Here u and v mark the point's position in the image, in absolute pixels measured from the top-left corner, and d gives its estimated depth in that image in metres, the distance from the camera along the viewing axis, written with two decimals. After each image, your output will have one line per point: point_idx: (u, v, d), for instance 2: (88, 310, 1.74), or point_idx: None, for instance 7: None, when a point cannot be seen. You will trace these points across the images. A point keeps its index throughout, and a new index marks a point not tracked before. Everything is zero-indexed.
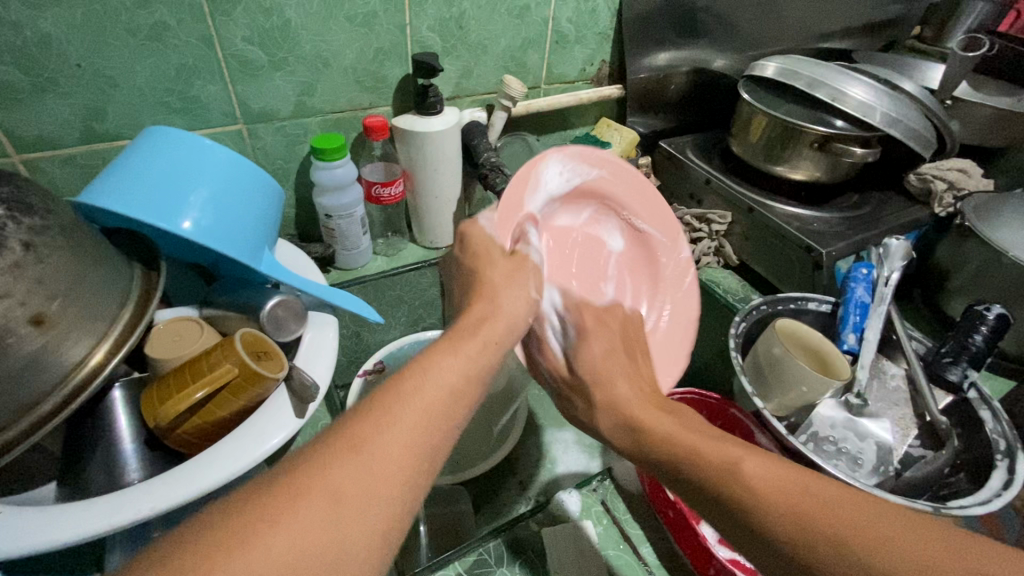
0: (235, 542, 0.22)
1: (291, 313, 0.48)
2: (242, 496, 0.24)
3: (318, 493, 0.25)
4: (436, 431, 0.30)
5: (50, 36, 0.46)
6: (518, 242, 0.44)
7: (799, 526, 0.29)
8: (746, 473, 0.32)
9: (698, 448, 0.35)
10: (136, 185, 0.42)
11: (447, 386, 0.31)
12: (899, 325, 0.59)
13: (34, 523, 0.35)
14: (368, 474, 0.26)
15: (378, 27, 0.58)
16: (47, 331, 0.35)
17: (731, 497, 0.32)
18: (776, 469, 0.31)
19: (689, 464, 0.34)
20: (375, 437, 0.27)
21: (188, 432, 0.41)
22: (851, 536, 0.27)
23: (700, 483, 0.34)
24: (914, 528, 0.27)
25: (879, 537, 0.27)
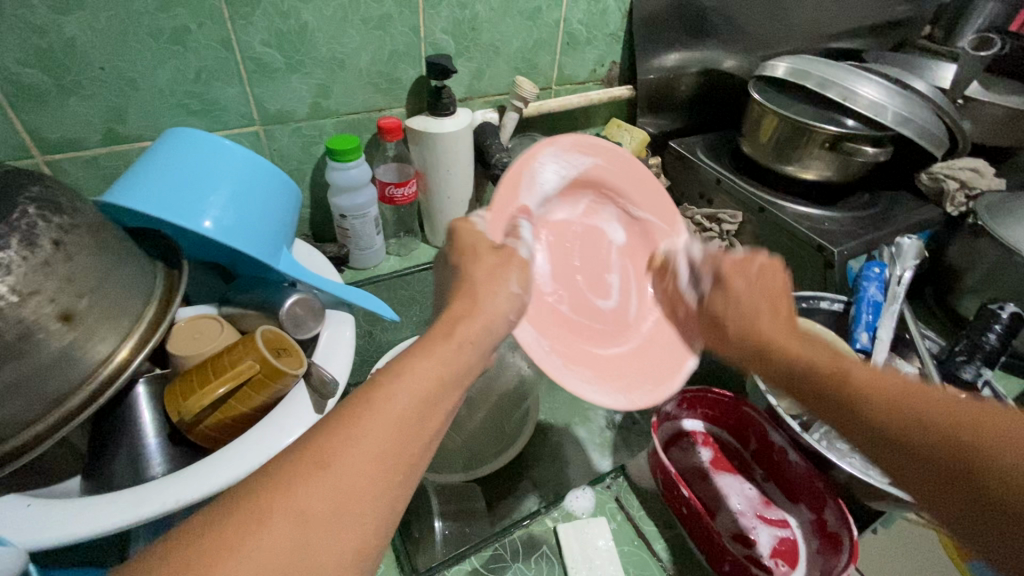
0: (205, 569, 0.23)
1: (310, 310, 0.49)
2: (201, 524, 0.25)
3: (283, 515, 0.25)
4: (407, 440, 0.29)
5: (75, 39, 0.47)
6: (510, 237, 0.43)
7: (915, 428, 0.28)
8: (856, 379, 0.31)
9: (827, 369, 0.33)
10: (159, 185, 0.43)
11: (415, 396, 0.31)
12: (912, 323, 0.60)
13: (63, 515, 0.36)
14: (332, 492, 0.26)
15: (392, 30, 0.59)
16: (75, 327, 0.36)
17: (845, 401, 0.31)
18: (876, 373, 0.31)
19: (822, 385, 0.33)
20: (339, 452, 0.27)
21: (210, 427, 0.42)
22: (954, 429, 0.27)
23: (835, 402, 0.32)
24: (1016, 420, 0.26)
25: (996, 436, 0.26)
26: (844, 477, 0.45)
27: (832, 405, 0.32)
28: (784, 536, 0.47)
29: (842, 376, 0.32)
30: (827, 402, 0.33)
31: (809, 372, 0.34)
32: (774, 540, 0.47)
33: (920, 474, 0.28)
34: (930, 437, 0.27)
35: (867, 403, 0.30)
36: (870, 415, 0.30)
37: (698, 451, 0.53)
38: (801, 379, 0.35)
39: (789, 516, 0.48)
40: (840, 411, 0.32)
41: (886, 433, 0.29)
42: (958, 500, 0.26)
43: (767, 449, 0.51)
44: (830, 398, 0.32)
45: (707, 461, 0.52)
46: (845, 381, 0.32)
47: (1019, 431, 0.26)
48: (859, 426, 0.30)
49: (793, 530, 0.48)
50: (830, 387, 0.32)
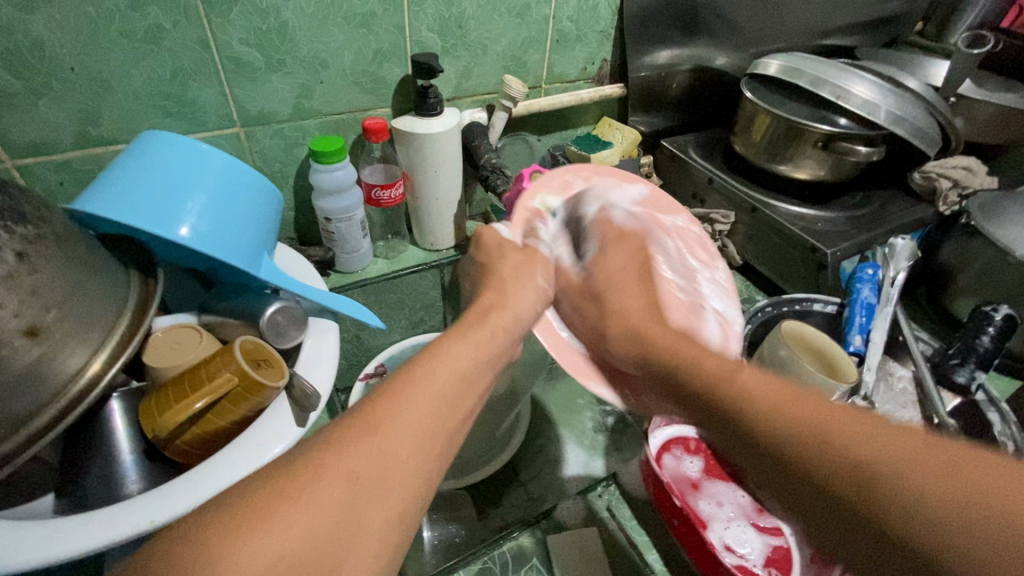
0: (261, 516, 0.22)
1: (291, 319, 0.47)
2: (252, 484, 0.24)
3: (338, 467, 0.25)
4: (451, 415, 0.30)
5: (43, 39, 0.45)
6: (528, 237, 0.48)
7: (794, 424, 0.27)
8: (755, 402, 0.29)
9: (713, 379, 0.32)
10: (131, 192, 0.42)
11: (457, 373, 0.32)
12: (905, 325, 0.59)
13: (30, 537, 0.34)
14: (386, 450, 0.26)
15: (376, 28, 0.57)
16: (42, 342, 0.34)
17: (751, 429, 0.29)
18: (794, 403, 0.28)
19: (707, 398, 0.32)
20: (392, 416, 0.27)
21: (187, 442, 0.41)
22: (887, 464, 0.23)
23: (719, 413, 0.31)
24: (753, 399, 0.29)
25: (885, 460, 0.24)
26: None
27: (727, 421, 0.30)
28: (777, 545, 0.47)
29: (733, 397, 0.30)
30: (715, 406, 0.31)
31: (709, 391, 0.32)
32: (766, 549, 0.46)
33: (814, 503, 0.26)
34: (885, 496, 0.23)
35: (769, 435, 0.28)
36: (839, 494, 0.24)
37: (690, 461, 0.52)
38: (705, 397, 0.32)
39: (782, 525, 0.48)
40: (732, 428, 0.30)
41: (843, 495, 0.24)
42: (839, 516, 0.25)
43: None
44: (748, 434, 0.29)
45: (699, 470, 0.52)
46: (763, 421, 0.28)
47: (936, 464, 0.23)
48: (775, 463, 0.27)
49: (786, 539, 0.47)
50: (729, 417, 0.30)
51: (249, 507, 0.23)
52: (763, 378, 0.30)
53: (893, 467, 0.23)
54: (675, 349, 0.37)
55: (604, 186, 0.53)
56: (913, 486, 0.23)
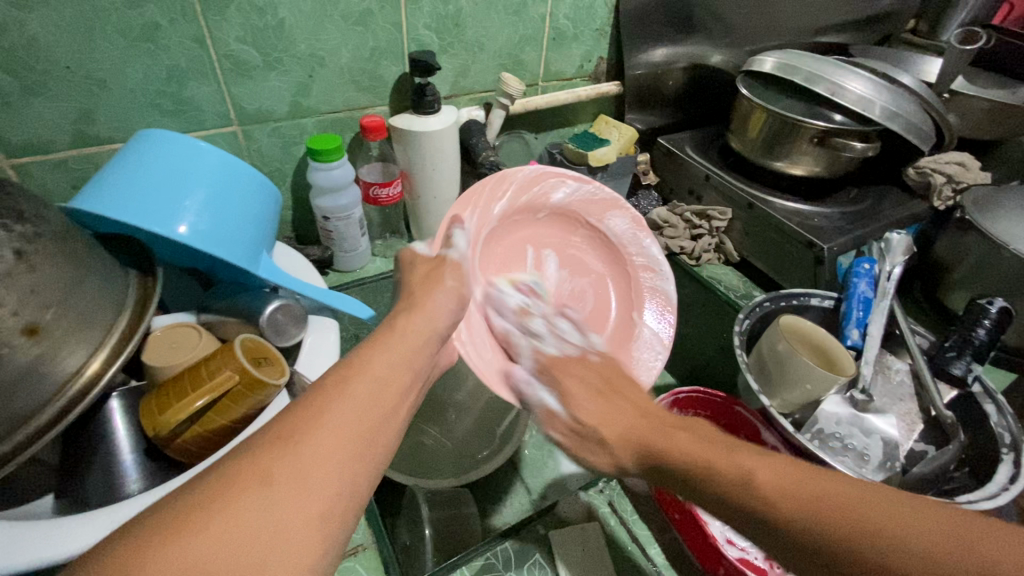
0: (175, 530, 0.22)
1: (291, 317, 0.47)
2: (169, 501, 0.24)
3: (251, 472, 0.25)
4: (371, 422, 0.30)
5: (38, 37, 0.45)
6: (445, 244, 0.45)
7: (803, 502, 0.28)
8: (762, 488, 0.29)
9: (700, 455, 0.33)
10: (129, 191, 0.41)
11: (374, 382, 0.32)
12: (901, 319, 0.59)
13: (30, 538, 0.34)
14: (301, 458, 0.26)
15: (374, 26, 0.57)
16: (41, 341, 0.34)
17: (749, 502, 0.30)
18: (801, 478, 0.29)
19: (696, 472, 0.33)
20: (308, 426, 0.28)
21: (188, 440, 0.40)
22: (877, 542, 0.25)
23: (706, 489, 0.32)
24: (739, 464, 0.31)
25: (911, 542, 0.24)
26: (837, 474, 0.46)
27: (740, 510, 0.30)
28: None
29: (739, 487, 0.30)
30: (719, 496, 0.31)
31: (704, 474, 0.32)
32: None
33: (835, 574, 0.26)
34: (876, 565, 0.25)
35: (771, 510, 0.29)
36: (852, 565, 0.26)
37: None
38: (695, 479, 0.33)
39: None
40: (749, 520, 0.30)
41: (853, 563, 0.26)
42: None
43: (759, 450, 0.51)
44: (735, 502, 0.30)
45: None
46: (744, 494, 0.30)
47: (936, 534, 0.24)
48: (771, 529, 0.29)
49: None
50: (717, 488, 0.31)
51: (164, 521, 0.23)
52: (750, 453, 0.32)
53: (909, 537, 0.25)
54: (653, 431, 0.38)
55: (525, 187, 0.51)
56: (930, 565, 0.24)
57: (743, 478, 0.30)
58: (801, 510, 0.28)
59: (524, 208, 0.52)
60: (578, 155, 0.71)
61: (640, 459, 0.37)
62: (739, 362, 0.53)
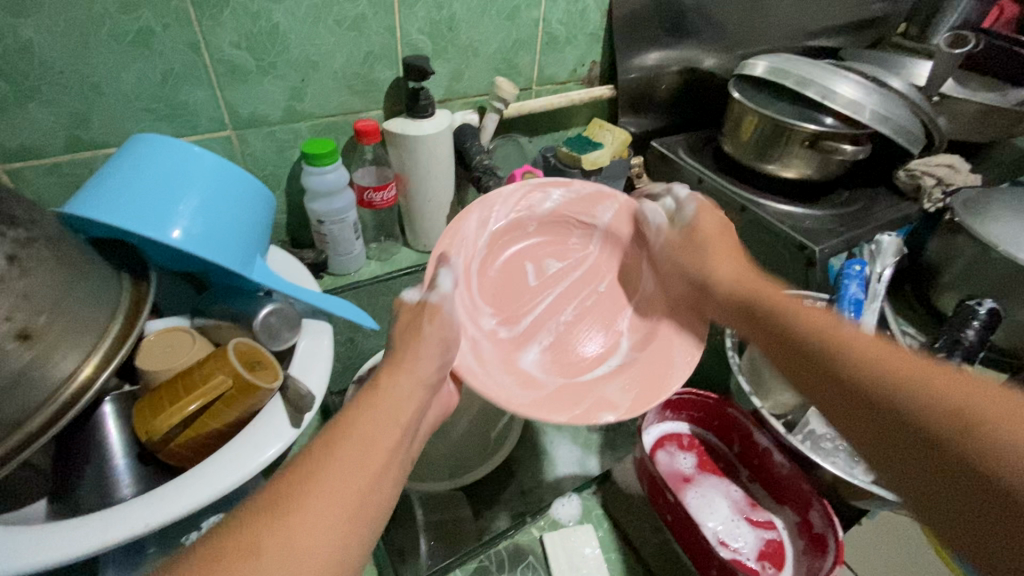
0: None
1: (285, 321, 0.48)
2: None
3: (236, 551, 0.25)
4: (361, 486, 0.30)
5: (33, 43, 0.45)
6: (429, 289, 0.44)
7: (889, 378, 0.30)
8: (862, 352, 0.32)
9: (808, 323, 0.37)
10: (123, 195, 0.42)
11: (363, 442, 0.32)
12: (892, 320, 0.60)
13: (22, 544, 0.34)
14: (288, 532, 0.26)
15: (368, 31, 0.58)
16: (34, 346, 0.34)
17: (840, 357, 0.33)
18: (898, 358, 0.31)
19: (796, 338, 0.37)
20: (296, 497, 0.28)
21: (181, 444, 0.41)
22: (952, 400, 0.27)
23: (804, 348, 0.36)
24: (849, 336, 0.34)
25: (975, 406, 0.26)
26: (829, 477, 0.46)
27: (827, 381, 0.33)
28: (770, 538, 0.47)
29: (835, 352, 0.34)
30: (811, 355, 0.35)
31: (808, 338, 0.36)
32: (759, 542, 0.47)
33: (894, 423, 0.29)
34: (940, 423, 0.27)
35: (858, 367, 0.32)
36: (916, 416, 0.28)
37: (682, 456, 0.53)
38: (798, 344, 0.37)
39: (776, 518, 0.48)
40: (831, 372, 0.33)
41: (921, 419, 0.28)
42: (914, 440, 0.28)
43: (752, 452, 0.51)
44: (822, 360, 0.34)
45: (693, 465, 0.52)
46: (835, 350, 0.34)
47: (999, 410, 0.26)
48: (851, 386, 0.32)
49: (779, 532, 0.48)
50: (810, 349, 0.35)
51: None
52: (858, 329, 0.35)
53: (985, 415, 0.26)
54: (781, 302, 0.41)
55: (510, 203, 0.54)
56: (1003, 419, 0.25)
57: (843, 342, 0.34)
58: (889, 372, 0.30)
59: (507, 231, 0.55)
60: (572, 159, 0.71)
61: (743, 319, 0.42)
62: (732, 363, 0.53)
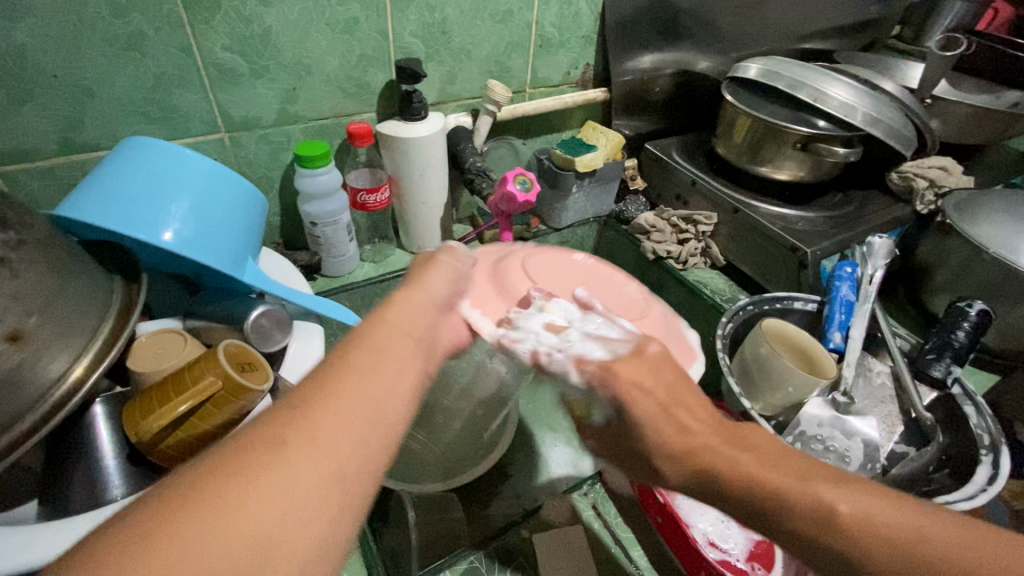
0: (143, 545, 0.20)
1: (276, 323, 0.47)
2: (140, 510, 0.21)
3: (235, 477, 0.23)
4: (374, 406, 0.27)
5: (25, 46, 0.45)
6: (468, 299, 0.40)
7: (824, 510, 0.28)
8: (812, 497, 0.28)
9: (745, 466, 0.30)
10: (115, 198, 0.42)
11: (376, 358, 0.30)
12: (883, 322, 0.60)
13: (10, 545, 0.34)
14: (294, 455, 0.24)
15: (360, 34, 0.58)
16: (24, 348, 0.34)
17: (781, 502, 0.29)
18: (852, 495, 0.28)
19: (719, 480, 0.31)
20: (305, 421, 0.25)
21: (170, 445, 0.41)
22: (903, 558, 0.26)
23: (731, 491, 0.30)
24: (792, 474, 0.29)
25: (908, 551, 0.26)
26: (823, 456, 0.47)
27: (758, 511, 0.29)
28: (760, 539, 0.47)
29: (772, 500, 0.29)
30: (751, 502, 0.30)
31: (750, 486, 0.30)
32: (749, 543, 0.47)
33: (839, 572, 0.28)
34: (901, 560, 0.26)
35: (806, 518, 0.28)
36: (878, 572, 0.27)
37: None
38: (722, 484, 0.31)
39: None
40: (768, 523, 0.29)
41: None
42: None
43: None
44: (757, 505, 0.30)
45: None
46: (774, 498, 0.29)
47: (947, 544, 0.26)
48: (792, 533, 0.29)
49: None
50: (736, 489, 0.30)
51: (129, 535, 0.20)
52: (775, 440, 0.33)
53: (918, 531, 0.27)
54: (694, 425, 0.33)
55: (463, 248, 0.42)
56: None
57: (789, 496, 0.29)
58: (827, 520, 0.27)
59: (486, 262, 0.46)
60: (565, 161, 0.72)
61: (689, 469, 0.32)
62: (722, 365, 0.53)
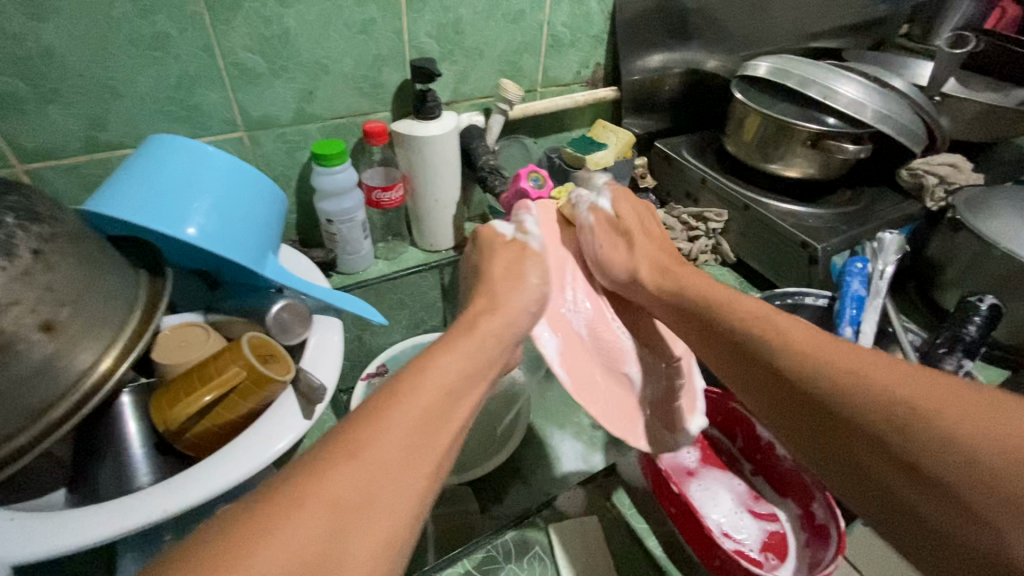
0: (237, 554, 0.22)
1: (297, 317, 0.48)
2: (236, 516, 0.24)
3: (316, 500, 0.25)
4: (436, 434, 0.30)
5: (54, 47, 0.47)
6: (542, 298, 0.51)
7: (883, 409, 0.32)
8: (900, 394, 0.32)
9: (803, 350, 0.37)
10: (141, 193, 0.43)
11: (444, 384, 0.33)
12: (894, 317, 0.61)
13: (45, 529, 0.35)
14: (366, 478, 0.27)
15: (376, 34, 0.59)
16: (57, 337, 0.35)
17: (835, 391, 0.34)
18: (895, 392, 0.32)
19: (792, 367, 0.37)
20: (373, 443, 0.28)
21: (196, 435, 0.42)
22: (977, 450, 0.28)
23: (788, 388, 0.37)
24: (892, 368, 0.33)
25: (959, 442, 0.29)
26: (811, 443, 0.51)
27: (811, 405, 0.35)
28: (772, 530, 0.48)
29: (849, 379, 0.34)
30: (806, 399, 0.36)
31: (798, 375, 0.36)
32: (762, 534, 0.47)
33: (888, 465, 0.31)
34: (932, 445, 0.29)
35: (862, 395, 0.33)
36: (910, 456, 0.30)
37: (686, 451, 0.54)
38: (790, 376, 0.37)
39: (778, 511, 0.49)
40: (831, 423, 0.34)
41: (920, 466, 0.30)
42: (917, 487, 0.30)
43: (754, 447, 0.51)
44: (808, 395, 0.36)
45: (696, 460, 0.53)
46: (845, 381, 0.34)
47: (1002, 440, 0.28)
48: (840, 419, 0.34)
49: (781, 524, 0.48)
50: (801, 377, 0.36)
51: (225, 544, 0.23)
52: (894, 370, 0.33)
53: (950, 416, 0.30)
54: (766, 335, 0.40)
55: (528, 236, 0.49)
56: (1003, 456, 0.27)
57: (829, 384, 0.34)
58: (897, 408, 0.31)
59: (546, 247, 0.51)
60: (576, 159, 0.73)
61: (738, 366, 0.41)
62: None
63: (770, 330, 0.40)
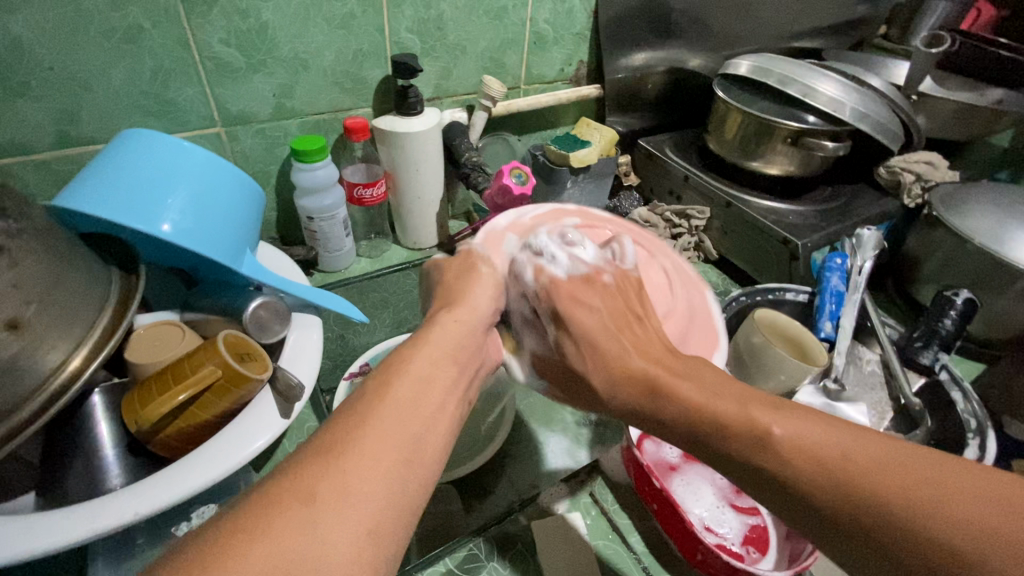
0: (207, 559, 0.22)
1: (274, 314, 0.48)
2: (213, 522, 0.24)
3: (290, 497, 0.25)
4: (417, 421, 0.30)
5: (22, 39, 0.45)
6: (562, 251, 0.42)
7: (812, 461, 0.26)
8: (779, 440, 0.27)
9: (720, 408, 0.30)
10: (114, 189, 0.42)
11: (420, 379, 0.32)
12: (872, 311, 0.61)
13: (11, 532, 0.34)
14: (343, 472, 0.26)
15: (356, 29, 0.59)
16: (23, 336, 0.34)
17: (758, 450, 0.28)
18: (818, 440, 0.27)
19: (719, 433, 0.29)
20: (348, 441, 0.28)
21: (170, 435, 0.41)
22: (874, 488, 0.25)
23: (739, 456, 0.28)
24: (845, 438, 0.27)
25: (880, 480, 0.25)
26: None
27: (749, 470, 0.28)
28: (754, 524, 0.48)
29: (759, 443, 0.28)
30: (727, 449, 0.29)
31: (721, 430, 0.29)
32: (744, 528, 0.48)
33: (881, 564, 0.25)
34: (872, 512, 0.25)
35: (776, 460, 0.27)
36: (886, 539, 0.24)
37: (669, 447, 0.54)
38: (710, 436, 0.30)
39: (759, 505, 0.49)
40: (789, 496, 0.27)
41: (873, 536, 0.25)
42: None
43: None
44: (735, 459, 0.29)
45: (678, 455, 0.53)
46: (751, 445, 0.28)
47: (932, 487, 0.24)
48: (800, 497, 0.27)
49: (762, 518, 0.49)
50: (740, 447, 0.28)
51: (200, 549, 0.23)
52: (862, 444, 0.27)
53: (938, 504, 0.24)
54: (669, 371, 0.33)
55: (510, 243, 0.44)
56: (928, 509, 0.24)
57: (770, 437, 0.28)
58: (845, 492, 0.25)
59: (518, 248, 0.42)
60: (559, 157, 0.72)
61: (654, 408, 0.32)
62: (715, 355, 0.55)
63: (672, 379, 0.32)
